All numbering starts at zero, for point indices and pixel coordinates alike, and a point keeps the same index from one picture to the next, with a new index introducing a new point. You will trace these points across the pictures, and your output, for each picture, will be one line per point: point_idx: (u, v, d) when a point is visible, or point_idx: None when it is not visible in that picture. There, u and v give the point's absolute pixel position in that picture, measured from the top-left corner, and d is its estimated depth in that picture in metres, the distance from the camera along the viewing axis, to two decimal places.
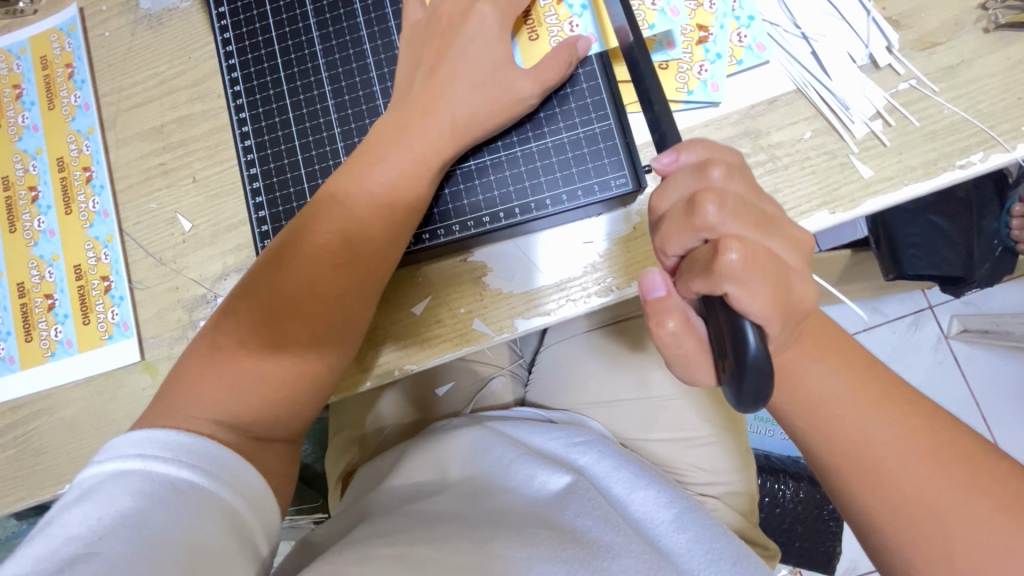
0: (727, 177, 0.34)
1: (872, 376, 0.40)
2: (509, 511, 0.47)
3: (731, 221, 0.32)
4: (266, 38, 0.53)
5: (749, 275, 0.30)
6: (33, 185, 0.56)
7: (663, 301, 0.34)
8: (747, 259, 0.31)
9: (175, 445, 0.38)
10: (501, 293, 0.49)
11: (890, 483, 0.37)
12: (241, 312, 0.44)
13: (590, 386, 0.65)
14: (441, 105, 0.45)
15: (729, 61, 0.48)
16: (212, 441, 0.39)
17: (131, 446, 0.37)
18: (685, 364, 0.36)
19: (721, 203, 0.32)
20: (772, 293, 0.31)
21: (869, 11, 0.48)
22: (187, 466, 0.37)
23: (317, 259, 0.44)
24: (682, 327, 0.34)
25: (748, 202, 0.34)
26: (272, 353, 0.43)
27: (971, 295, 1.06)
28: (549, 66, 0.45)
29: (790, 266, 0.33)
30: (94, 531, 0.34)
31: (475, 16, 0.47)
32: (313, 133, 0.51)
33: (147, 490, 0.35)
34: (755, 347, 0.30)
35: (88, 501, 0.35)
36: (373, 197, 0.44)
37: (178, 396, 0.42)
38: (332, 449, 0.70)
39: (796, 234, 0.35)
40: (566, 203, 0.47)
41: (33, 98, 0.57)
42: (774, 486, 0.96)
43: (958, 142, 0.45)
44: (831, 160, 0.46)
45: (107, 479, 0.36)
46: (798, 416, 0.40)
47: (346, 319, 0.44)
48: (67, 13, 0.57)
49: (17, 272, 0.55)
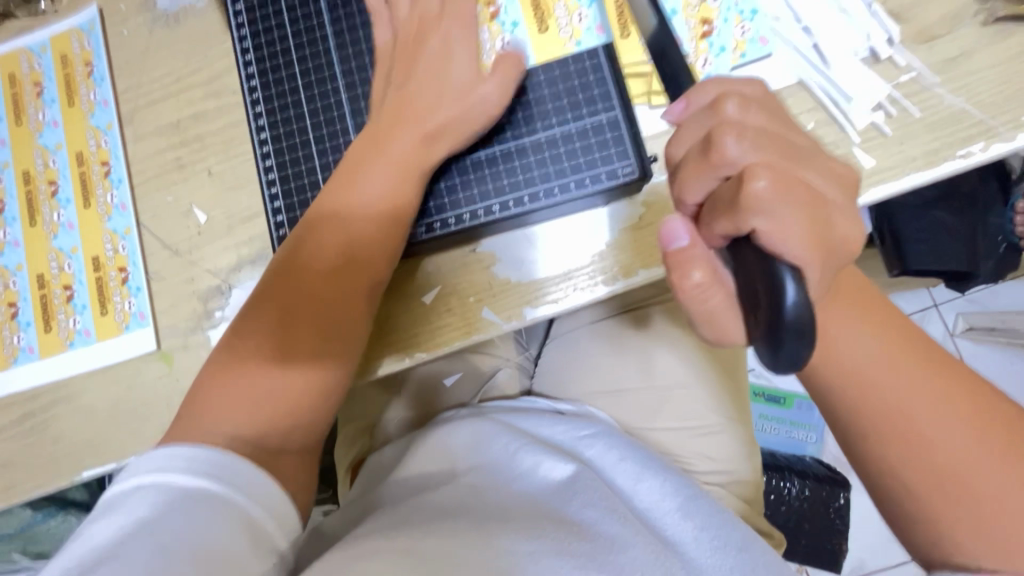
0: (742, 111, 0.34)
1: (910, 342, 0.39)
2: (517, 501, 0.47)
3: (752, 151, 0.31)
4: (281, 33, 0.54)
5: (778, 208, 0.30)
6: (53, 179, 0.57)
7: (686, 250, 0.33)
8: (776, 187, 0.30)
9: (194, 458, 0.38)
10: (509, 282, 0.50)
11: (927, 448, 0.38)
12: (261, 304, 0.46)
13: (597, 377, 0.65)
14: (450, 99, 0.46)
15: (732, 54, 0.49)
16: (229, 453, 0.40)
17: (150, 463, 0.38)
18: (713, 323, 0.34)
19: (741, 135, 0.32)
20: (807, 227, 0.30)
21: (870, 5, 0.48)
22: (205, 478, 0.38)
23: (319, 271, 0.45)
24: (711, 279, 0.33)
25: (769, 132, 0.33)
26: (290, 342, 0.44)
27: (975, 291, 1.06)
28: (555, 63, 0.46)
29: (828, 200, 0.32)
30: (118, 543, 0.35)
31: None
32: (326, 125, 0.52)
33: (167, 501, 0.36)
34: (792, 296, 0.28)
35: (114, 514, 0.36)
36: (370, 209, 0.46)
37: (209, 387, 0.44)
38: (343, 439, 0.71)
39: (834, 169, 0.34)
40: (574, 190, 0.48)
41: (53, 95, 0.59)
42: (779, 483, 0.96)
43: (958, 132, 0.46)
44: (834, 151, 0.47)
45: (128, 494, 0.37)
46: (836, 385, 0.39)
47: (347, 324, 0.45)
48: (88, 13, 0.59)
49: (37, 264, 0.57)
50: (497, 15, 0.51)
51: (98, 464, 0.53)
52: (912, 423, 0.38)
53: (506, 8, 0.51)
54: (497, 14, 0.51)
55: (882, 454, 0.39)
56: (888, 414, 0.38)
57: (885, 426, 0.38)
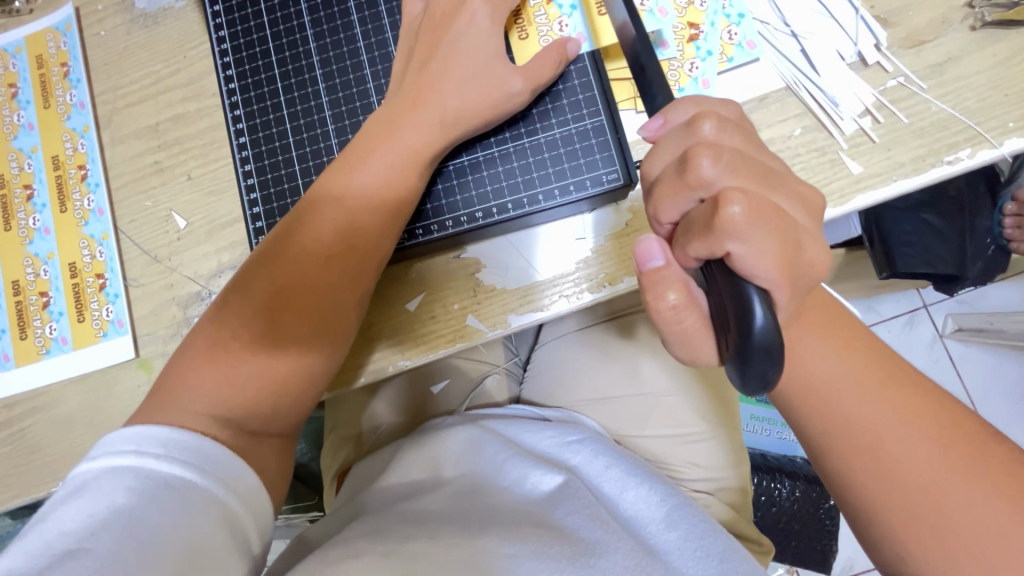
0: (717, 132, 0.34)
1: (877, 361, 0.40)
2: (503, 509, 0.47)
3: (727, 174, 0.31)
4: (260, 36, 0.53)
5: (753, 231, 0.29)
6: (28, 183, 0.56)
7: (660, 270, 0.32)
8: (750, 212, 0.29)
9: (168, 442, 0.38)
10: (495, 289, 0.50)
11: (909, 458, 0.37)
12: (233, 306, 0.44)
13: (585, 384, 0.65)
14: (430, 99, 0.45)
15: (719, 59, 0.48)
16: (207, 439, 0.39)
17: (125, 443, 0.37)
18: (687, 342, 0.34)
19: (717, 157, 0.31)
20: (780, 250, 0.30)
21: (857, 10, 0.48)
22: (179, 464, 0.37)
23: (310, 252, 0.44)
24: (684, 300, 0.32)
25: (745, 155, 0.33)
26: (266, 348, 0.43)
27: (965, 293, 1.06)
28: (540, 62, 0.45)
29: (799, 224, 0.32)
30: (88, 527, 0.34)
31: (466, 12, 0.46)
32: (307, 129, 0.51)
33: (139, 487, 0.35)
34: (760, 319, 0.28)
35: (81, 498, 0.35)
36: (366, 191, 0.45)
37: (173, 390, 0.42)
38: (329, 446, 0.70)
39: (803, 193, 0.34)
40: (559, 197, 0.47)
41: (28, 97, 0.57)
42: (770, 484, 0.96)
43: (946, 138, 0.46)
44: (822, 157, 0.47)
45: (100, 475, 0.36)
46: (797, 398, 0.40)
47: (338, 312, 0.44)
48: (64, 12, 0.57)
49: (12, 270, 0.55)
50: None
51: None
52: (881, 439, 0.38)
53: None
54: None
55: (861, 466, 0.38)
56: (864, 427, 0.38)
57: (847, 438, 0.39)
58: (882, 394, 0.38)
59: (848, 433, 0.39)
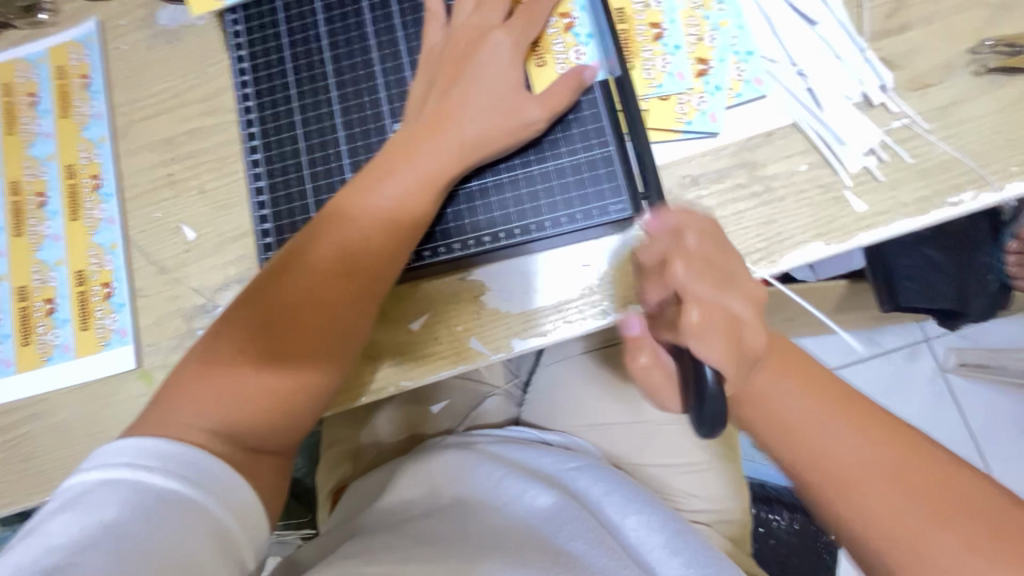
0: (698, 241, 0.37)
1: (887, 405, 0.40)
2: (503, 531, 0.46)
3: (694, 280, 0.34)
4: (279, 57, 0.54)
5: (705, 333, 0.33)
6: (42, 190, 0.57)
7: (636, 338, 0.39)
8: (704, 318, 0.33)
9: (163, 455, 0.38)
10: (498, 312, 0.50)
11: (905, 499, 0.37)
12: (240, 320, 0.44)
13: (586, 409, 0.65)
14: (448, 125, 0.46)
15: (728, 94, 0.49)
16: (206, 453, 0.39)
17: (120, 455, 0.37)
18: (658, 396, 0.39)
19: (687, 265, 0.35)
20: (732, 349, 0.33)
21: (864, 51, 0.49)
22: (174, 477, 0.37)
23: (320, 271, 0.44)
24: (653, 363, 0.38)
25: (713, 263, 0.36)
26: (272, 366, 0.43)
27: (966, 329, 1.06)
28: (562, 95, 0.46)
29: (749, 323, 0.35)
30: (80, 538, 0.34)
31: (488, 44, 0.48)
32: (320, 149, 0.52)
33: (133, 500, 0.35)
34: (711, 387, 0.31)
35: (73, 510, 0.35)
36: (379, 212, 0.45)
37: (172, 403, 0.42)
38: (326, 462, 0.70)
39: (756, 292, 0.36)
40: (566, 226, 0.48)
41: (48, 107, 0.58)
42: (768, 515, 0.97)
43: (949, 179, 0.46)
44: (826, 194, 0.47)
45: (93, 488, 0.36)
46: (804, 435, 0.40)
47: (344, 334, 0.44)
48: (88, 26, 0.59)
49: (21, 276, 0.56)
50: (572, 27, 0.50)
51: None
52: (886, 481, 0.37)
53: (581, 20, 0.50)
54: (572, 26, 0.50)
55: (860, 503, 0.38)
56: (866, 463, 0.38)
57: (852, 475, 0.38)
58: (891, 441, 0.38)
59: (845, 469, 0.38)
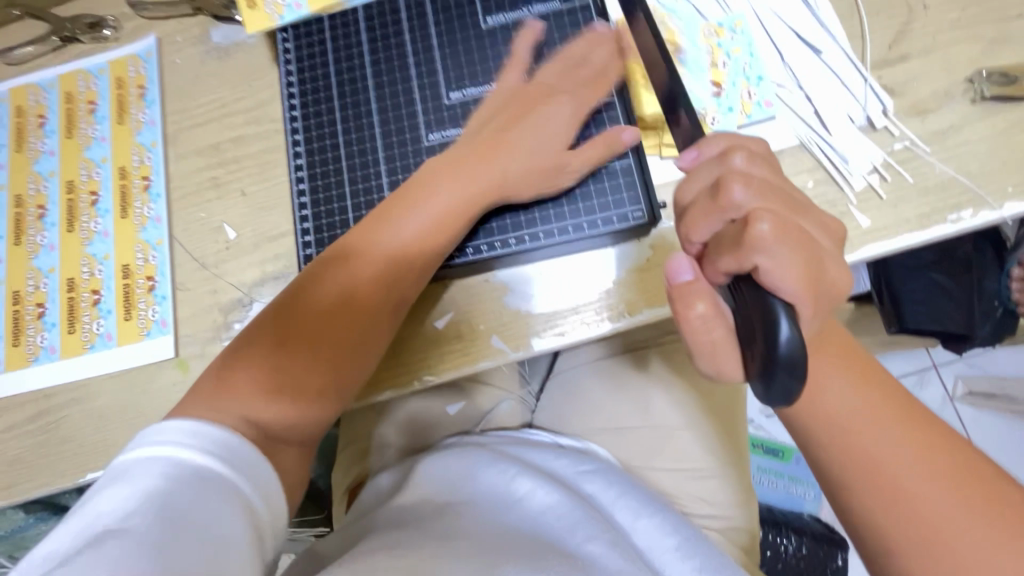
0: (748, 162, 0.37)
1: (900, 402, 0.41)
2: (518, 528, 0.47)
3: (756, 198, 0.35)
4: (324, 71, 0.59)
5: (781, 246, 0.33)
6: (94, 190, 0.61)
7: (689, 284, 0.36)
8: (777, 230, 0.33)
9: (200, 434, 0.39)
10: (519, 312, 0.52)
11: (910, 500, 0.38)
12: (270, 325, 0.46)
13: (599, 413, 0.67)
14: (498, 156, 0.51)
15: (739, 114, 0.52)
16: (237, 436, 0.40)
17: (161, 434, 0.38)
18: (713, 354, 0.37)
19: (747, 183, 0.35)
20: (804, 269, 0.33)
21: (866, 78, 0.53)
22: (211, 455, 0.38)
23: (356, 278, 0.48)
24: (711, 312, 0.36)
25: (772, 184, 0.36)
26: (304, 364, 0.45)
27: (974, 356, 1.07)
28: (605, 145, 0.51)
29: (822, 248, 0.36)
30: (122, 513, 0.34)
31: (554, 101, 0.53)
32: (360, 156, 0.56)
33: (175, 474, 0.36)
34: (787, 335, 0.31)
35: (119, 484, 0.36)
36: (419, 226, 0.49)
37: (216, 385, 0.43)
38: (343, 461, 0.72)
39: (825, 221, 0.38)
40: (587, 231, 0.52)
41: (105, 114, 0.63)
42: (776, 539, 0.96)
43: (949, 199, 0.49)
44: (832, 209, 0.50)
45: (136, 464, 0.37)
46: (816, 435, 0.42)
47: (369, 340, 0.48)
48: (146, 41, 0.64)
49: (69, 268, 0.59)
50: (688, 76, 0.53)
51: (104, 466, 0.54)
52: (893, 477, 0.39)
53: (698, 70, 0.53)
54: (689, 76, 0.53)
55: (866, 502, 0.40)
56: (874, 463, 0.40)
57: (860, 474, 0.40)
58: (901, 440, 0.40)
59: (856, 465, 0.40)
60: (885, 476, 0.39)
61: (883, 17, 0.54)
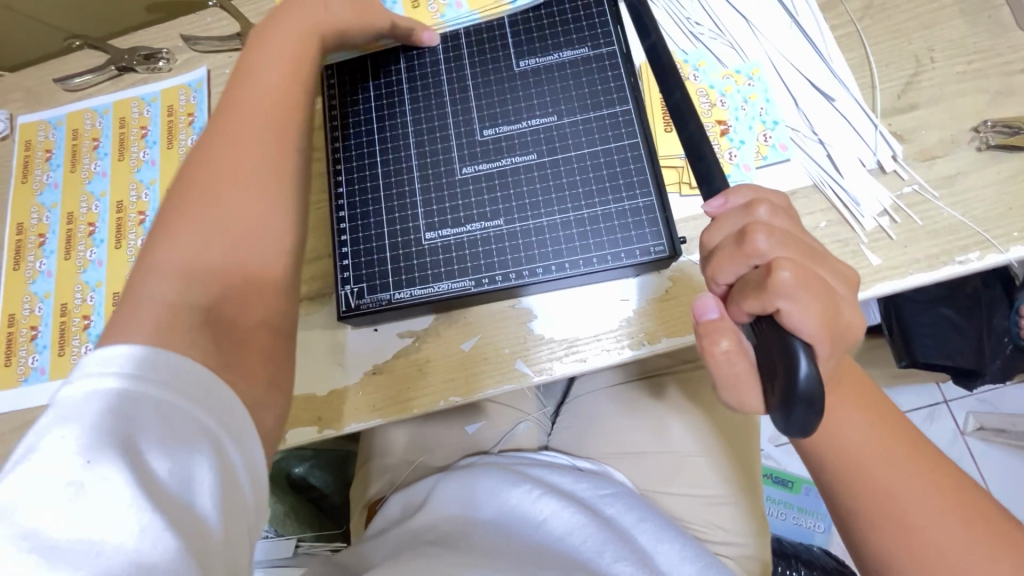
0: (771, 215, 0.40)
1: (909, 438, 0.43)
2: (544, 553, 0.49)
3: (779, 247, 0.37)
4: (364, 96, 0.60)
5: (802, 290, 0.35)
6: (142, 210, 0.65)
7: (715, 322, 0.39)
8: (798, 277, 0.35)
9: (147, 363, 0.31)
10: (543, 337, 0.55)
11: (921, 535, 0.40)
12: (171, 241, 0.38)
13: (614, 438, 0.68)
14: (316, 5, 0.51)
15: (756, 155, 0.56)
16: (196, 363, 0.32)
17: (103, 364, 0.30)
18: (736, 388, 0.39)
19: (770, 233, 0.38)
20: (822, 313, 0.36)
21: (877, 125, 0.56)
22: (160, 386, 0.30)
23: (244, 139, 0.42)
24: (735, 349, 0.38)
25: (794, 236, 0.39)
26: (226, 255, 0.38)
27: (985, 392, 1.08)
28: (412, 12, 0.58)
29: (838, 294, 0.38)
30: (79, 454, 0.28)
31: None
32: (396, 183, 0.58)
33: (130, 413, 0.29)
34: (805, 371, 0.34)
35: (63, 425, 0.28)
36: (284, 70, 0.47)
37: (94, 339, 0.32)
38: (360, 476, 0.75)
39: (842, 270, 0.40)
40: (611, 263, 0.53)
41: (155, 138, 0.67)
42: (785, 571, 0.95)
43: (957, 241, 0.51)
44: (844, 248, 0.52)
45: (81, 402, 0.29)
46: (830, 466, 0.43)
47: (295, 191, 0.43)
48: (197, 73, 0.68)
49: (116, 283, 0.63)
50: (727, 133, 0.56)
51: None
52: (903, 513, 0.41)
53: (736, 128, 0.56)
54: (727, 132, 0.56)
55: (878, 536, 0.41)
56: (885, 498, 0.41)
57: (873, 507, 0.42)
58: (910, 475, 0.41)
59: (868, 498, 0.42)
60: (896, 510, 0.41)
61: (893, 68, 0.57)
